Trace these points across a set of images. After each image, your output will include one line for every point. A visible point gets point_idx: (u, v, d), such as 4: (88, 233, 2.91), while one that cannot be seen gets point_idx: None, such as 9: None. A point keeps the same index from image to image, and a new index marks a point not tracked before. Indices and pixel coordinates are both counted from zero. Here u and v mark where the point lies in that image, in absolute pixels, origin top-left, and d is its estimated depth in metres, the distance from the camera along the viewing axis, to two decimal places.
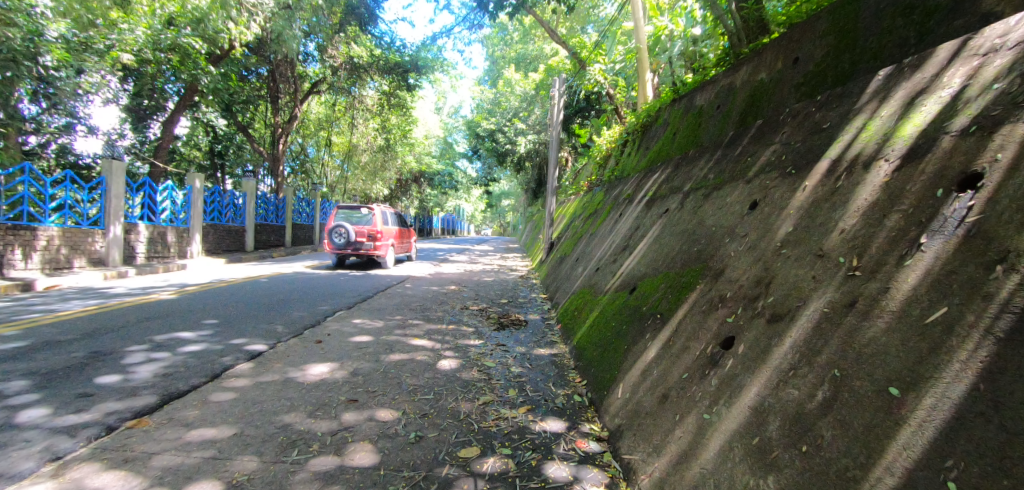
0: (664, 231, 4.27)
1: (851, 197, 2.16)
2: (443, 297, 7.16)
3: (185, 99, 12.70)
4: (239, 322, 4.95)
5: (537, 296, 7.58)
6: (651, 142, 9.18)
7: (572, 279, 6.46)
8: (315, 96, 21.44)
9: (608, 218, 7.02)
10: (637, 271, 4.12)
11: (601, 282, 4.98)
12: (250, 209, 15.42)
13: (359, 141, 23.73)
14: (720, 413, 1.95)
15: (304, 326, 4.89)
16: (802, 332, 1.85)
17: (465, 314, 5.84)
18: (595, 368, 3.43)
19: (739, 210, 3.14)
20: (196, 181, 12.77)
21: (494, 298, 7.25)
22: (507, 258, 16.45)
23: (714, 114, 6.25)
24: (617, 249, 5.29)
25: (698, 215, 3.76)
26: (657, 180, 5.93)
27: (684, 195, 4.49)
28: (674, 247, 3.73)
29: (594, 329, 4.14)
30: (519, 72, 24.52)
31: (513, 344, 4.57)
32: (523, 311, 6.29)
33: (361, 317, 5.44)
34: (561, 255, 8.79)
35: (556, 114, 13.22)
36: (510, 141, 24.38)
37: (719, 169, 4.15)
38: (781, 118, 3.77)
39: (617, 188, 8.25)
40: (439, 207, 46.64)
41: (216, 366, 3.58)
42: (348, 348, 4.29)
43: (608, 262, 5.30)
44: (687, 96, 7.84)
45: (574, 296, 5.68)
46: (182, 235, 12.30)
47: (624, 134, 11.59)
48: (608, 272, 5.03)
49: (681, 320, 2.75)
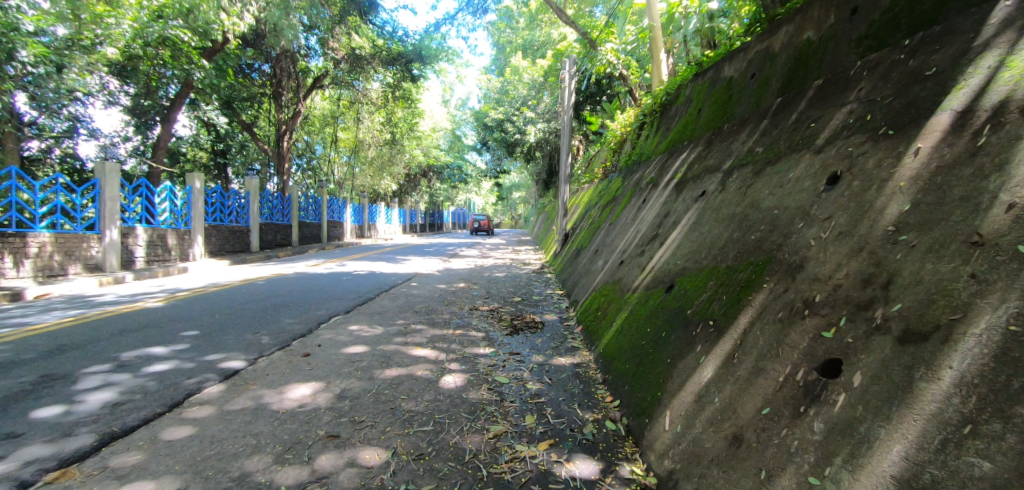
0: (703, 217, 3.61)
1: (1011, 159, 1.51)
2: (450, 296, 6.56)
3: (181, 96, 12.29)
4: (220, 334, 4.41)
5: (553, 293, 6.94)
6: (672, 122, 8.43)
7: (592, 274, 5.82)
8: (318, 92, 21.00)
9: (630, 205, 6.33)
10: (673, 265, 3.48)
11: (628, 277, 4.35)
12: (254, 208, 15.00)
13: (365, 136, 23.30)
14: (838, 479, 1.34)
15: (293, 336, 4.35)
16: (972, 362, 1.23)
17: (474, 316, 5.24)
18: (629, 385, 2.81)
19: (811, 185, 2.48)
20: (197, 181, 12.38)
21: (506, 296, 6.64)
22: (519, 251, 15.83)
23: (748, 84, 5.54)
24: (643, 240, 4.65)
25: (749, 195, 3.10)
26: (686, 160, 5.25)
27: (725, 174, 3.81)
28: (721, 233, 3.09)
29: (622, 334, 3.51)
30: (526, 59, 23.70)
31: (528, 351, 3.96)
32: (539, 311, 5.66)
33: (357, 323, 4.89)
34: (578, 247, 8.13)
35: (567, 98, 12.48)
36: (519, 130, 23.78)
37: (770, 140, 3.47)
38: (850, 73, 3.06)
39: (637, 172, 7.54)
40: (450, 201, 46.13)
41: (180, 391, 3.05)
42: (340, 361, 3.73)
43: (633, 254, 4.65)
44: (712, 68, 7.09)
45: (596, 293, 5.05)
46: (183, 238, 11.94)
47: (640, 116, 10.83)
48: (634, 266, 4.40)
49: (747, 331, 2.12)
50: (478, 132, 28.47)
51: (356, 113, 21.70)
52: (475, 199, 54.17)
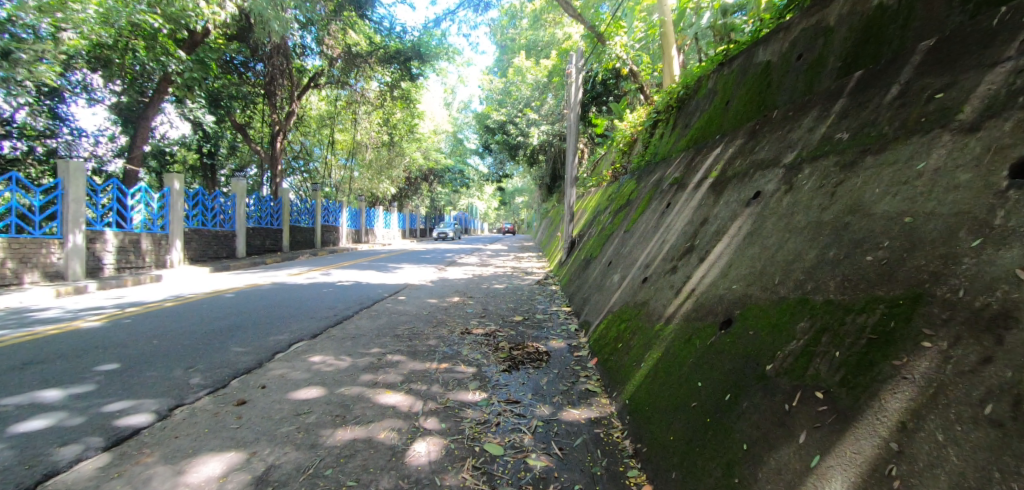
0: (766, 224, 2.70)
1: None
2: (440, 315, 5.64)
3: (157, 93, 11.60)
4: (145, 369, 3.53)
5: (560, 311, 6.00)
6: (692, 117, 7.49)
7: (607, 292, 4.88)
8: (314, 91, 20.23)
9: (649, 210, 5.41)
10: (726, 291, 2.58)
11: (656, 299, 3.44)
12: (241, 211, 14.12)
13: (363, 138, 22.51)
14: None
15: (233, 374, 3.44)
16: None
17: (464, 343, 4.32)
18: (678, 474, 1.92)
19: (977, 182, 1.60)
20: (175, 182, 11.52)
21: (505, 315, 5.70)
22: (521, 258, 14.90)
23: (792, 67, 4.65)
24: (675, 252, 3.74)
25: (843, 196, 2.21)
26: (722, 155, 4.36)
27: (790, 169, 2.90)
28: (801, 251, 2.21)
29: (655, 382, 2.61)
30: (530, 60, 22.90)
31: (530, 399, 3.05)
32: (542, 336, 4.72)
33: (321, 353, 3.97)
34: (587, 257, 7.19)
35: (573, 94, 11.55)
36: (522, 132, 22.89)
37: (858, 121, 2.57)
38: (987, 24, 2.17)
39: (654, 173, 6.62)
40: (451, 205, 45.33)
41: (37, 473, 2.15)
42: (282, 413, 2.81)
43: (662, 270, 3.74)
44: (742, 55, 6.18)
45: (612, 317, 4.14)
46: (160, 243, 11.11)
47: (653, 113, 9.92)
48: (663, 284, 3.50)
49: (911, 429, 1.25)
50: (480, 135, 27.66)
51: (353, 114, 20.90)
52: (477, 204, 53.35)
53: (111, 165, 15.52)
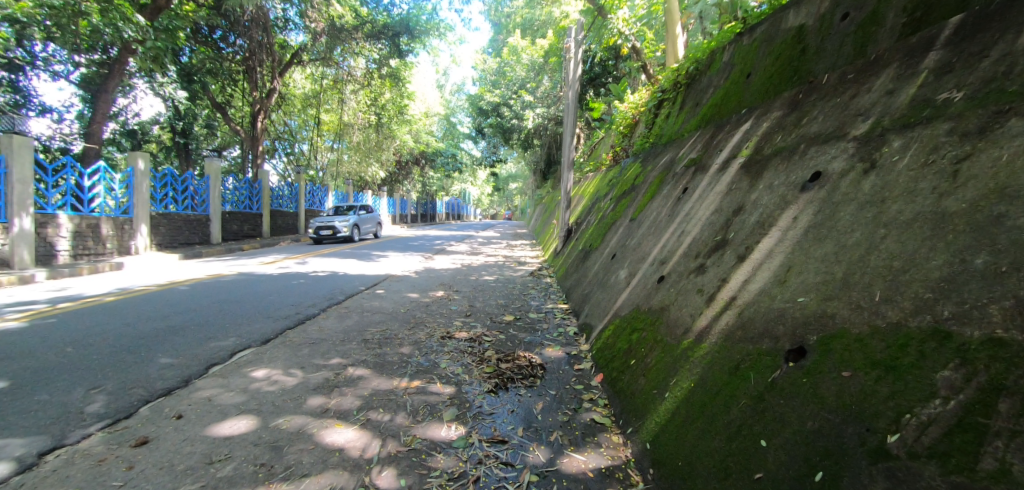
0: (836, 216, 2.04)
1: None
2: (420, 314, 4.94)
3: (118, 64, 10.71)
4: (36, 390, 2.81)
5: (555, 309, 5.33)
6: (705, 95, 6.72)
7: (611, 291, 4.18)
8: (298, 68, 19.20)
9: (661, 196, 4.68)
10: (785, 306, 1.92)
11: (678, 305, 2.77)
12: (215, 193, 13.20)
13: (351, 120, 21.48)
14: None
15: (145, 399, 2.73)
16: None
17: (443, 353, 3.62)
18: None
19: None
20: (139, 162, 10.62)
21: (493, 314, 5.01)
22: (513, 247, 14.16)
23: (835, 28, 3.91)
24: (699, 248, 3.06)
25: (975, 181, 1.55)
26: (752, 131, 3.65)
27: (865, 145, 2.21)
28: (913, 257, 1.55)
29: (688, 425, 1.95)
30: (525, 39, 21.91)
31: (520, 438, 2.36)
32: (536, 342, 4.03)
33: (268, 366, 3.27)
34: (587, 248, 6.47)
35: (572, 71, 10.48)
36: (517, 115, 22.01)
37: (977, 78, 1.87)
38: None
39: (664, 154, 5.86)
40: (444, 191, 44.32)
41: None
42: (188, 462, 2.10)
43: (684, 270, 3.04)
44: (765, 22, 5.42)
45: (619, 323, 3.47)
46: (123, 228, 10.22)
47: (658, 92, 9.14)
48: (686, 288, 2.83)
49: None
50: (473, 118, 26.68)
51: (340, 93, 19.83)
52: (470, 190, 52.47)
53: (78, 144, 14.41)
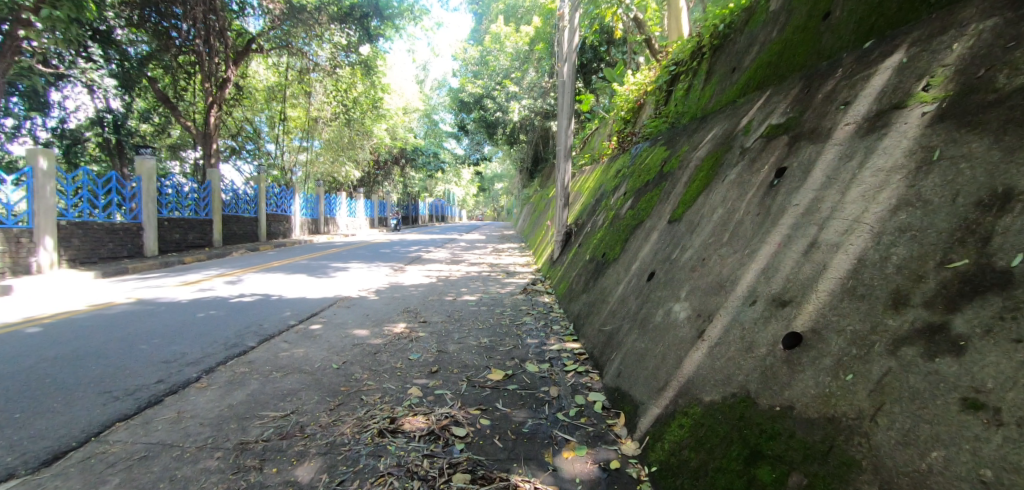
0: None
1: None
2: (359, 371, 3.22)
3: (9, 41, 8.90)
4: None
5: (563, 353, 3.65)
6: (749, 53, 5.03)
7: (663, 338, 2.51)
8: (257, 57, 17.31)
9: (725, 185, 3.02)
10: None
11: (906, 431, 1.18)
12: (150, 197, 11.21)
13: (319, 115, 19.50)
14: None
15: None
16: None
17: (374, 479, 1.93)
18: None
19: None
20: (41, 159, 8.61)
21: (474, 367, 3.31)
22: (502, 252, 12.45)
23: None
24: (900, 284, 1.44)
25: None
26: (924, 64, 2.03)
27: None
28: None
29: None
30: (508, 26, 20.23)
31: None
32: (543, 434, 2.35)
33: None
34: (600, 258, 4.79)
35: (564, 42, 8.67)
36: (501, 107, 20.30)
37: None
38: None
39: (707, 130, 4.20)
40: (427, 192, 42.38)
41: None
42: None
43: (872, 333, 1.42)
44: None
45: (707, 415, 1.83)
46: (19, 241, 8.21)
47: (671, 65, 7.55)
48: (911, 387, 1.23)
49: None
50: (454, 114, 24.99)
51: (306, 86, 17.94)
52: (455, 190, 50.52)
53: (22, 137, 13.68)
